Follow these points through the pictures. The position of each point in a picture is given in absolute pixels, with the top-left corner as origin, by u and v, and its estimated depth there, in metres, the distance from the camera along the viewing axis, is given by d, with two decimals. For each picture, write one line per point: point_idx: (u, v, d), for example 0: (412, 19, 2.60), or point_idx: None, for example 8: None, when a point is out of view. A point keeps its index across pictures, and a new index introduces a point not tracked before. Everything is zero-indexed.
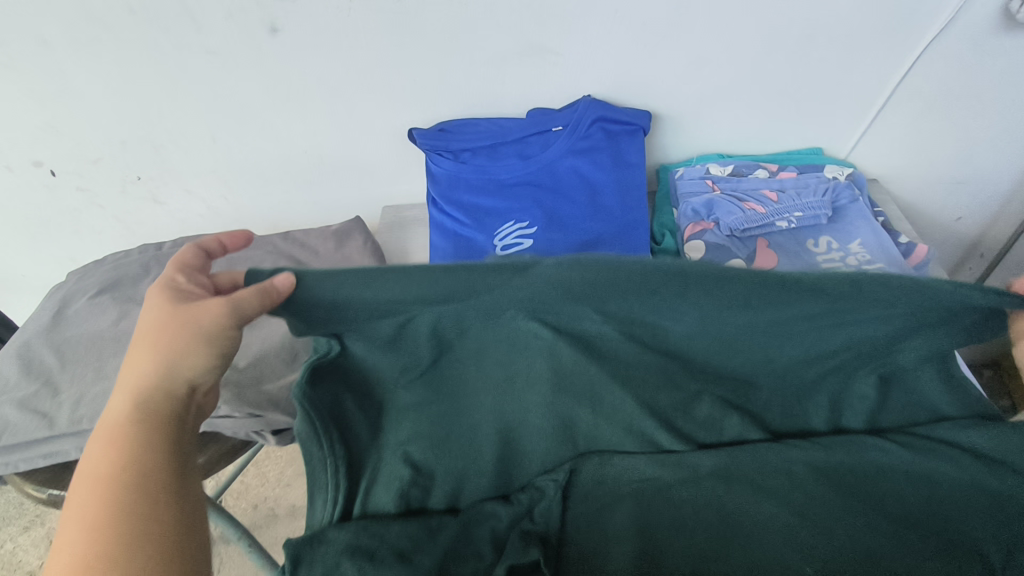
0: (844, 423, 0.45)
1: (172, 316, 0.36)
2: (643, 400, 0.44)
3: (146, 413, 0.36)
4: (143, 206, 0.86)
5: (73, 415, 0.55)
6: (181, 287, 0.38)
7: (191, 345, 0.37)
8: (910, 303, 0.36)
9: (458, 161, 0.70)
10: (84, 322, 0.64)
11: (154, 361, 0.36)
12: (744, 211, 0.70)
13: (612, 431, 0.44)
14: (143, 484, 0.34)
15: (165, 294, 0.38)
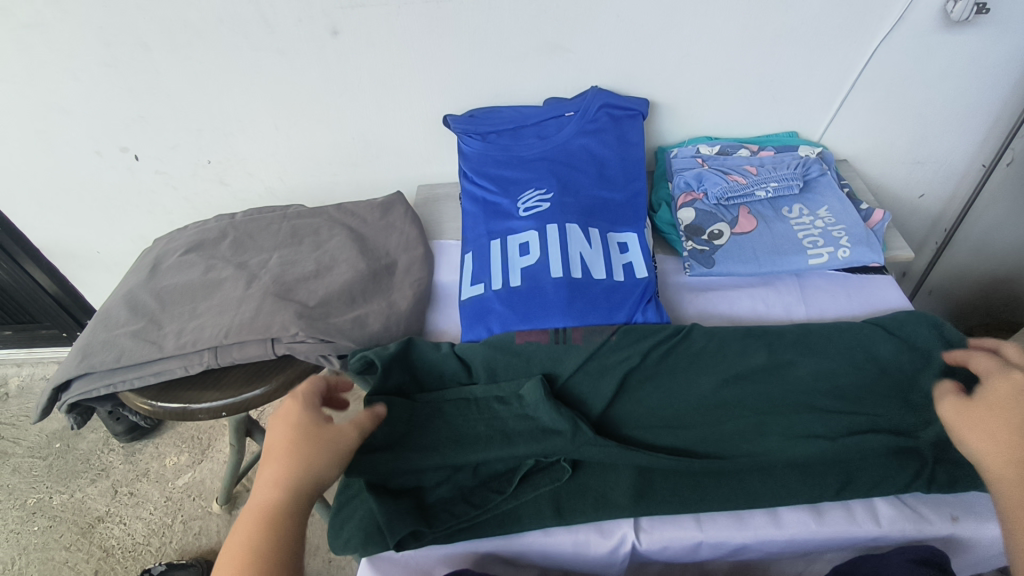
0: (814, 400, 0.62)
1: (314, 443, 0.51)
2: (652, 403, 0.62)
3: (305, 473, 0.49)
4: (210, 187, 1.00)
5: (178, 342, 0.67)
6: (316, 425, 0.52)
7: (330, 438, 0.51)
8: (775, 366, 0.64)
9: (486, 141, 0.84)
10: (177, 275, 0.77)
11: (303, 461, 0.50)
12: (727, 182, 0.82)
13: (644, 419, 0.62)
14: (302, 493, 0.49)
15: (312, 420, 0.52)
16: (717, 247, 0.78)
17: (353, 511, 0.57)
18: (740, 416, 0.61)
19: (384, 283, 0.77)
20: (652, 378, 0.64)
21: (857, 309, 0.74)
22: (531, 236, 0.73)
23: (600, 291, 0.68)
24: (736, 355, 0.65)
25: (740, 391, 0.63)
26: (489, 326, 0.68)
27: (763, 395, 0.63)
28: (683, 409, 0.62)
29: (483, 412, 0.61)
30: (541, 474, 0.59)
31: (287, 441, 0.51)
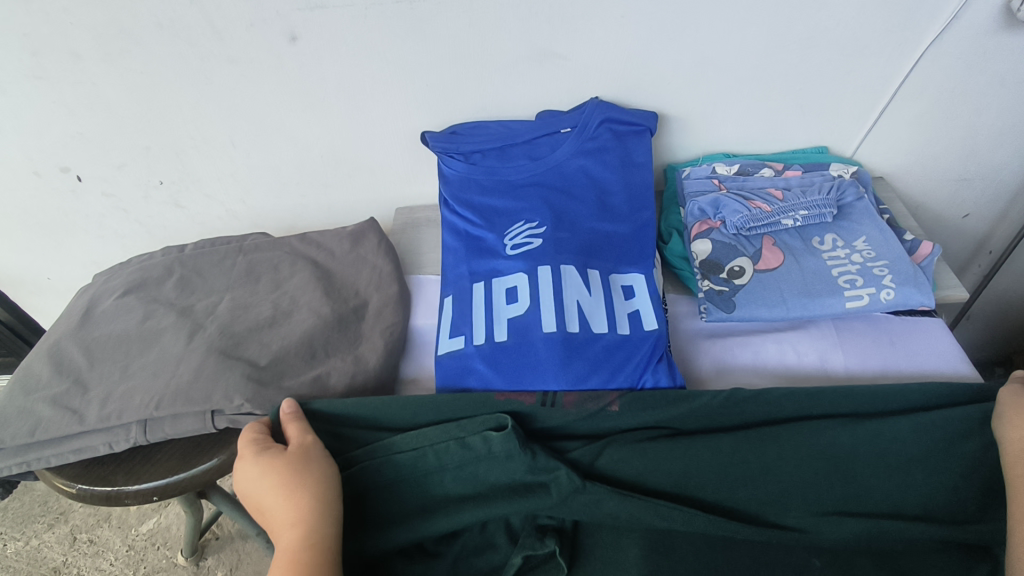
0: (847, 463, 0.52)
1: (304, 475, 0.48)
2: (653, 467, 0.53)
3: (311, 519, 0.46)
4: (165, 210, 0.89)
5: (101, 412, 0.57)
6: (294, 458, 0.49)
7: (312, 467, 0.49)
8: (801, 428, 0.54)
9: (470, 163, 0.73)
10: (112, 322, 0.66)
11: (298, 502, 0.47)
12: (749, 209, 0.71)
13: (648, 485, 0.53)
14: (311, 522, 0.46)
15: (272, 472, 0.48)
16: (738, 288, 0.67)
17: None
18: (765, 493, 0.52)
19: (351, 331, 0.66)
20: (659, 441, 0.54)
21: (904, 361, 0.63)
22: (520, 279, 0.62)
23: (601, 349, 0.57)
24: (761, 412, 0.55)
25: (768, 462, 0.52)
26: (469, 390, 0.57)
27: (792, 460, 0.52)
28: (697, 476, 0.52)
29: (455, 474, 0.52)
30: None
31: (274, 492, 0.47)
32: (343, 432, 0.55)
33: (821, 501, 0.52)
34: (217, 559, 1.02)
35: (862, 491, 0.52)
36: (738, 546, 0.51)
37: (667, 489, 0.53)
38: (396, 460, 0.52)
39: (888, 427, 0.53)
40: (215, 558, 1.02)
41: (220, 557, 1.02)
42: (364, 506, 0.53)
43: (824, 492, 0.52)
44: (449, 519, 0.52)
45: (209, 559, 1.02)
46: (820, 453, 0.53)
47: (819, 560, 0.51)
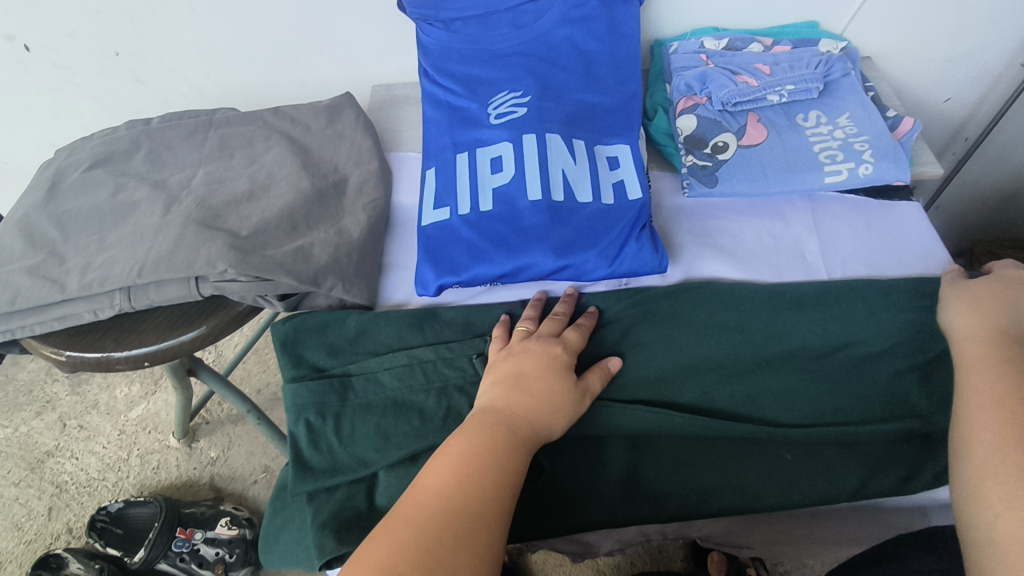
0: (818, 363, 0.55)
1: (539, 420, 0.46)
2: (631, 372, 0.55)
3: (479, 457, 0.40)
4: (123, 85, 0.84)
5: (83, 281, 0.56)
6: (570, 399, 0.48)
7: (556, 409, 0.47)
8: (775, 334, 0.56)
9: (450, 31, 0.69)
10: (82, 195, 0.64)
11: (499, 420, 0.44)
12: (736, 84, 0.70)
13: (628, 386, 0.54)
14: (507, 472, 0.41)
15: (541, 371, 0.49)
16: (722, 163, 0.67)
17: (288, 519, 0.51)
18: (736, 400, 0.54)
19: (332, 206, 0.65)
20: (636, 348, 0.56)
21: (882, 259, 0.64)
22: (505, 149, 0.60)
23: (585, 217, 0.57)
24: (732, 315, 0.58)
25: (740, 374, 0.55)
26: (454, 256, 0.57)
27: (767, 365, 0.55)
28: (675, 382, 0.54)
29: (436, 383, 0.54)
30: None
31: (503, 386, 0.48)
32: (338, 344, 0.58)
33: (800, 398, 0.53)
34: (209, 441, 1.06)
35: (843, 396, 0.53)
36: (715, 442, 0.52)
37: (647, 389, 0.54)
38: (386, 371, 0.55)
39: (860, 333, 0.56)
40: (207, 440, 1.06)
41: (212, 439, 1.06)
42: (346, 411, 0.53)
43: (803, 390, 0.54)
44: (427, 424, 0.52)
45: (201, 441, 1.06)
46: (795, 355, 0.56)
47: (793, 454, 0.51)
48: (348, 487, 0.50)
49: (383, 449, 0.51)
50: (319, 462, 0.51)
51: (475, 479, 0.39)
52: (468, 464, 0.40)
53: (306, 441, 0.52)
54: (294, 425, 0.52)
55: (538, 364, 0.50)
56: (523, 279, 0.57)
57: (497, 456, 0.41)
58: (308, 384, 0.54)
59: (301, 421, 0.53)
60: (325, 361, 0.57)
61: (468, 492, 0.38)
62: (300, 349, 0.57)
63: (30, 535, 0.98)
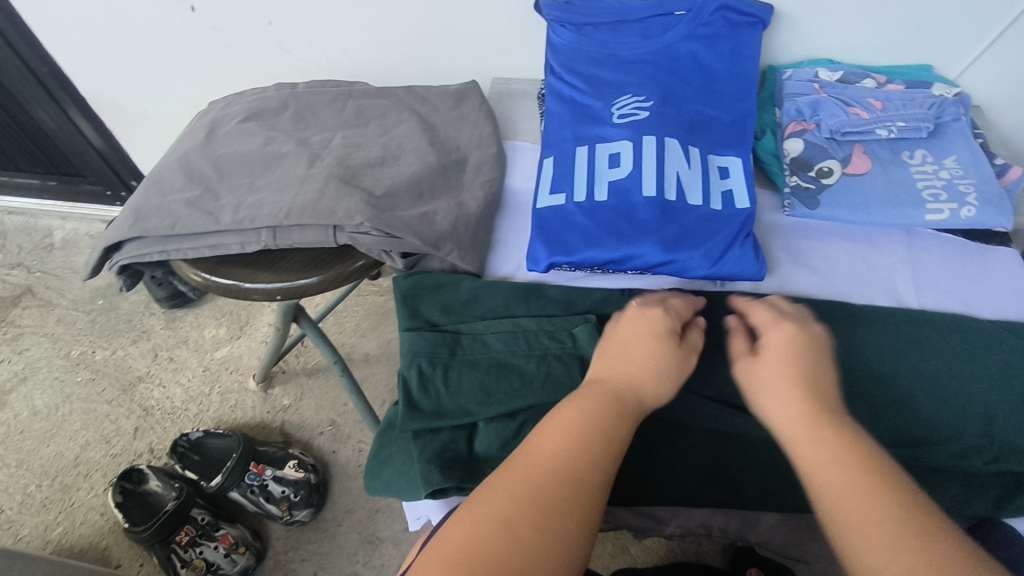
0: (908, 386, 0.57)
1: (644, 394, 0.46)
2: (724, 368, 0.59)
3: (593, 432, 0.42)
4: (267, 51, 0.92)
5: (235, 216, 0.63)
6: (672, 369, 0.48)
7: (660, 379, 0.47)
8: (867, 353, 0.59)
9: (580, 34, 0.74)
10: (236, 143, 0.71)
11: (607, 394, 0.45)
12: (847, 115, 0.72)
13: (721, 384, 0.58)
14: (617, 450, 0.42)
15: (643, 345, 0.49)
16: (825, 187, 0.70)
17: (393, 452, 0.56)
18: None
19: (454, 180, 0.71)
20: (729, 350, 0.60)
21: (976, 299, 0.65)
22: (624, 146, 0.65)
23: (695, 218, 0.61)
24: (824, 331, 0.61)
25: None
26: (567, 238, 0.62)
27: (858, 378, 0.58)
28: None
29: (537, 350, 0.59)
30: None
31: (607, 362, 0.49)
32: (450, 304, 0.63)
33: (889, 418, 0.56)
34: (284, 389, 1.13)
35: (932, 421, 0.56)
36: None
37: (737, 387, 0.58)
38: (492, 335, 0.60)
39: (953, 364, 0.58)
40: (282, 388, 1.14)
41: (287, 388, 1.14)
42: (453, 363, 0.58)
43: (892, 411, 0.56)
44: (528, 387, 0.56)
45: (277, 388, 1.13)
46: (886, 376, 0.58)
47: None
48: (451, 431, 0.55)
49: (486, 403, 0.56)
50: (426, 405, 0.56)
51: (587, 452, 0.40)
52: (578, 438, 0.41)
53: (416, 385, 0.57)
54: (407, 368, 0.57)
55: (636, 336, 0.50)
56: (628, 268, 0.61)
57: (606, 430, 0.42)
58: (424, 335, 0.60)
59: (413, 366, 0.58)
60: (438, 317, 0.62)
61: (573, 465, 0.39)
62: (416, 304, 0.63)
63: (116, 449, 1.07)
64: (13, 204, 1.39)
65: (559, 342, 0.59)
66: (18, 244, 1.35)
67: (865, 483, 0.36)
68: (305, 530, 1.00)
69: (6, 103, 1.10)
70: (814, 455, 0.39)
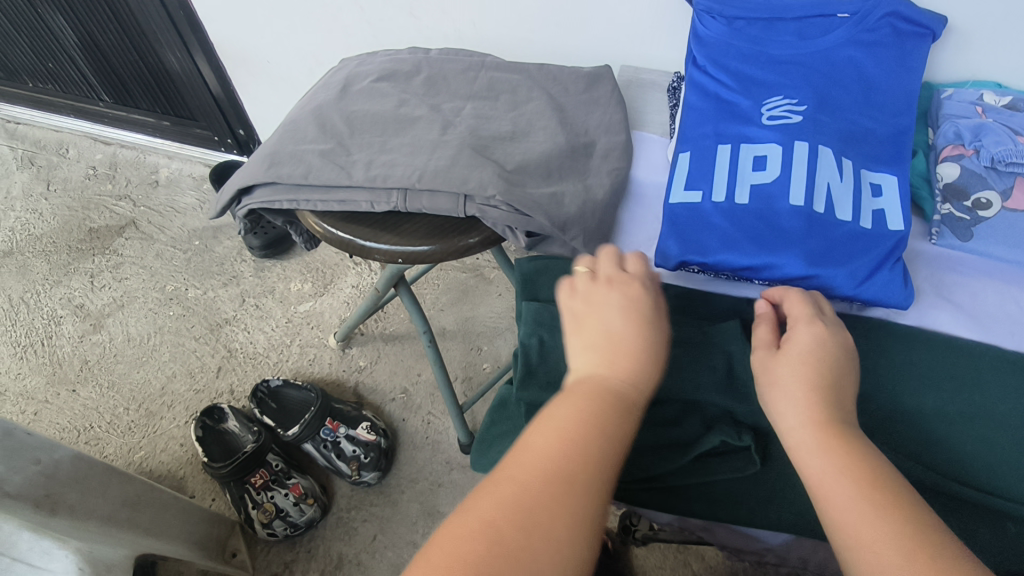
0: None
1: (625, 378, 0.41)
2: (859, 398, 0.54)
3: (585, 435, 0.37)
4: (399, 16, 0.92)
5: (368, 173, 0.63)
6: (650, 355, 0.43)
7: (645, 365, 0.42)
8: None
9: (731, 28, 0.71)
10: (370, 101, 0.72)
11: (594, 382, 0.40)
12: (1015, 143, 0.65)
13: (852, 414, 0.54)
14: (611, 449, 0.37)
15: (632, 319, 0.44)
16: (981, 220, 0.66)
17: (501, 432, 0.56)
18: (965, 464, 0.52)
19: (581, 164, 0.69)
20: (868, 378, 0.56)
21: None
22: (772, 150, 0.62)
23: (843, 235, 0.58)
24: (975, 375, 0.56)
25: (973, 432, 0.53)
26: (703, 238, 0.59)
27: (1010, 432, 0.53)
28: (901, 423, 0.53)
29: None
30: (720, 460, 0.53)
31: (596, 334, 0.43)
32: None
33: None
34: (360, 351, 1.15)
35: None
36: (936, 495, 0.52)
37: (868, 419, 0.54)
38: None
39: None
40: (359, 350, 1.15)
41: (363, 350, 1.15)
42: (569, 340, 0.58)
43: None
44: None
45: (354, 349, 1.15)
46: None
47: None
48: None
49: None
50: (542, 379, 0.56)
51: (578, 452, 0.36)
52: (574, 440, 0.36)
53: (535, 355, 0.57)
54: (528, 336, 0.58)
55: (620, 302, 0.45)
56: (763, 277, 0.58)
57: (602, 430, 0.37)
58: (547, 307, 0.60)
59: (534, 336, 0.58)
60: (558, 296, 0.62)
61: (562, 455, 0.36)
62: (535, 279, 0.64)
63: (199, 385, 1.10)
64: (127, 139, 1.45)
65: (681, 339, 0.57)
66: (127, 177, 1.41)
67: (875, 496, 0.36)
68: (369, 492, 1.01)
69: (139, 41, 1.15)
70: (820, 463, 0.39)
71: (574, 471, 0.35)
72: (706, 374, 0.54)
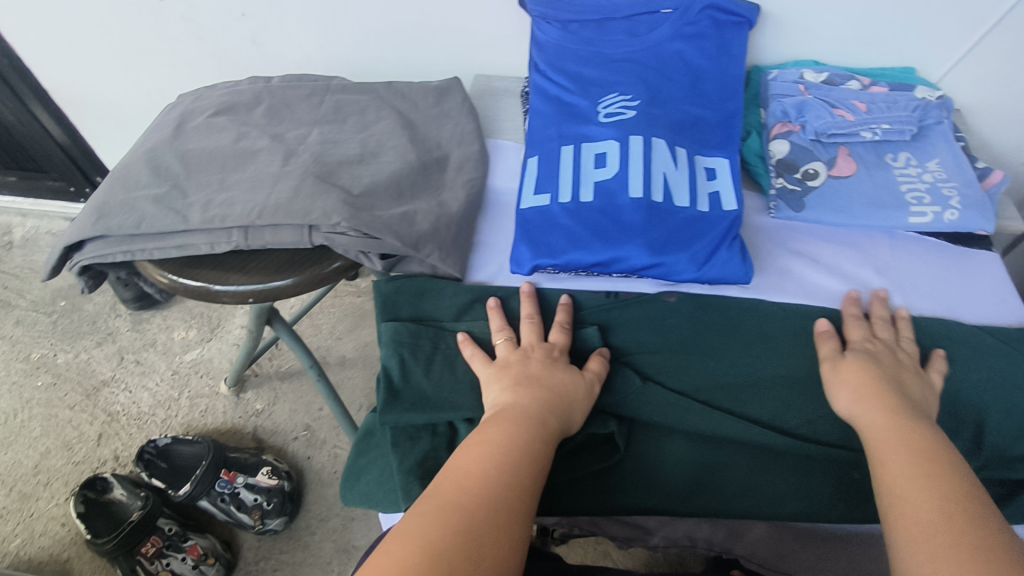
0: None
1: (559, 414, 0.49)
2: (712, 375, 0.58)
3: (491, 486, 0.41)
4: (241, 44, 0.88)
5: (205, 215, 0.60)
6: (581, 399, 0.52)
7: (571, 404, 0.51)
8: None
9: (566, 31, 0.72)
10: (206, 137, 0.68)
11: (515, 415, 0.47)
12: (833, 116, 0.72)
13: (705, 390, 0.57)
14: (533, 471, 0.44)
15: (552, 378, 0.52)
16: (810, 189, 0.70)
17: (371, 462, 0.55)
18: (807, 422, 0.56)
19: (434, 179, 0.69)
20: (715, 356, 0.59)
21: (961, 306, 0.65)
22: (610, 146, 0.63)
23: (681, 221, 0.60)
24: (811, 337, 0.60)
25: (814, 395, 0.57)
26: (552, 240, 0.60)
27: None
28: (748, 393, 0.57)
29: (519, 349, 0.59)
30: (587, 454, 0.55)
31: (512, 380, 0.52)
32: (430, 307, 0.63)
33: None
34: (256, 393, 1.10)
35: None
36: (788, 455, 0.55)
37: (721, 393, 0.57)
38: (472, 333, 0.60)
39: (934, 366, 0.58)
40: (255, 392, 1.10)
41: (259, 392, 1.10)
42: (433, 357, 0.58)
43: None
44: None
45: (249, 392, 1.10)
46: None
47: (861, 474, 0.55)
48: (432, 440, 0.54)
49: (471, 400, 0.55)
50: (405, 401, 0.55)
51: (506, 471, 0.42)
52: (500, 458, 0.43)
53: (397, 377, 0.57)
54: (389, 358, 0.58)
55: (526, 365, 0.53)
56: (614, 270, 0.60)
57: (524, 447, 0.45)
58: (408, 327, 0.60)
59: (395, 357, 0.58)
60: (419, 316, 0.62)
61: (500, 486, 0.41)
62: (394, 301, 0.63)
63: (79, 457, 1.02)
64: None
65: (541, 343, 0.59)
66: None
67: (923, 470, 0.43)
68: (278, 540, 0.97)
69: None
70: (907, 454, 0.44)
71: (499, 486, 0.41)
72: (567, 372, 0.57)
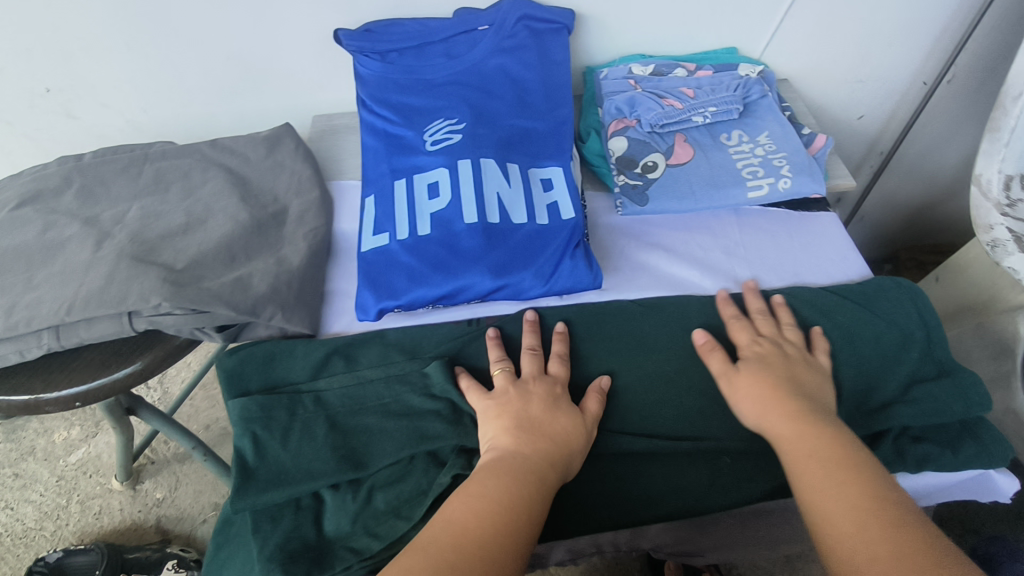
0: None
1: (561, 462, 0.48)
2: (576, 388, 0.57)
3: (484, 536, 0.40)
4: (55, 121, 0.81)
5: (7, 321, 0.55)
6: (582, 447, 0.50)
7: (570, 452, 0.50)
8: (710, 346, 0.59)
9: (386, 62, 0.71)
10: (9, 233, 0.62)
11: (516, 462, 0.46)
12: (662, 107, 0.74)
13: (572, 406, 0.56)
14: (533, 524, 0.43)
15: (559, 423, 0.50)
16: (651, 181, 0.70)
17: (236, 550, 0.52)
18: (672, 418, 0.56)
19: (271, 236, 0.65)
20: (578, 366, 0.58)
21: (808, 270, 0.68)
22: (441, 174, 0.62)
23: (521, 238, 0.59)
24: (668, 329, 0.60)
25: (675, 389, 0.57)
26: (392, 280, 0.58)
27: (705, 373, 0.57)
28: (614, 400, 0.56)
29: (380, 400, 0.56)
30: None
31: (515, 421, 0.50)
32: (285, 369, 0.59)
33: None
34: (155, 482, 1.03)
35: None
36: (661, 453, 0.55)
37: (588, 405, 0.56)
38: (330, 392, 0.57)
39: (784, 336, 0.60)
40: (153, 481, 1.03)
41: (158, 480, 1.03)
42: (286, 428, 0.54)
43: None
44: (374, 446, 0.54)
45: (146, 482, 1.03)
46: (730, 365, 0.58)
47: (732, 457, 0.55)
48: (294, 516, 0.52)
49: (332, 464, 0.52)
50: (262, 480, 0.52)
51: (500, 526, 0.41)
52: (496, 512, 0.42)
53: (251, 457, 0.53)
54: (240, 438, 0.54)
55: (525, 405, 0.51)
56: (462, 300, 0.59)
57: (524, 501, 0.44)
58: (256, 399, 0.56)
59: (247, 435, 0.54)
60: (274, 383, 0.58)
61: (492, 538, 0.40)
62: (242, 372, 0.59)
63: None
64: None
65: (401, 390, 0.56)
66: None
67: (842, 476, 0.43)
68: None
69: None
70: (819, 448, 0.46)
71: (492, 537, 0.41)
72: (429, 416, 0.54)
